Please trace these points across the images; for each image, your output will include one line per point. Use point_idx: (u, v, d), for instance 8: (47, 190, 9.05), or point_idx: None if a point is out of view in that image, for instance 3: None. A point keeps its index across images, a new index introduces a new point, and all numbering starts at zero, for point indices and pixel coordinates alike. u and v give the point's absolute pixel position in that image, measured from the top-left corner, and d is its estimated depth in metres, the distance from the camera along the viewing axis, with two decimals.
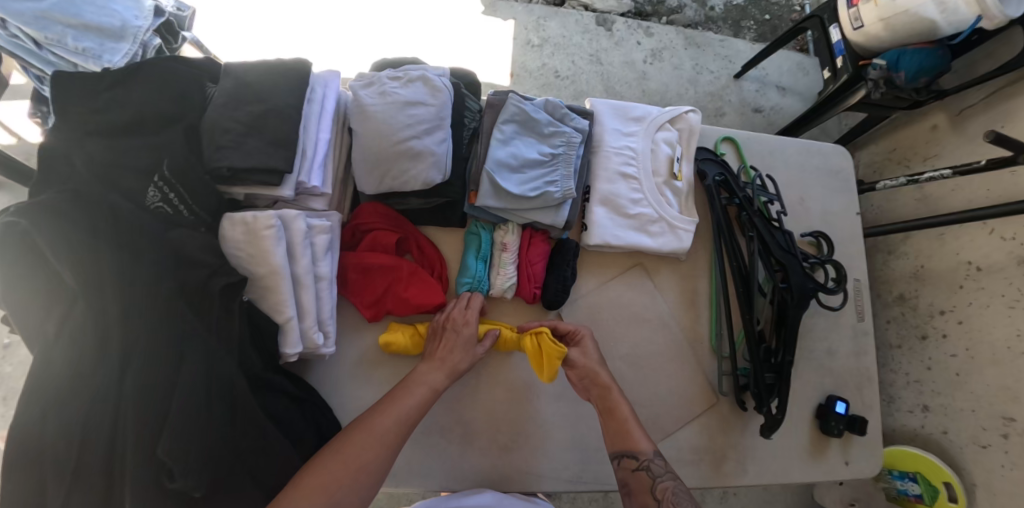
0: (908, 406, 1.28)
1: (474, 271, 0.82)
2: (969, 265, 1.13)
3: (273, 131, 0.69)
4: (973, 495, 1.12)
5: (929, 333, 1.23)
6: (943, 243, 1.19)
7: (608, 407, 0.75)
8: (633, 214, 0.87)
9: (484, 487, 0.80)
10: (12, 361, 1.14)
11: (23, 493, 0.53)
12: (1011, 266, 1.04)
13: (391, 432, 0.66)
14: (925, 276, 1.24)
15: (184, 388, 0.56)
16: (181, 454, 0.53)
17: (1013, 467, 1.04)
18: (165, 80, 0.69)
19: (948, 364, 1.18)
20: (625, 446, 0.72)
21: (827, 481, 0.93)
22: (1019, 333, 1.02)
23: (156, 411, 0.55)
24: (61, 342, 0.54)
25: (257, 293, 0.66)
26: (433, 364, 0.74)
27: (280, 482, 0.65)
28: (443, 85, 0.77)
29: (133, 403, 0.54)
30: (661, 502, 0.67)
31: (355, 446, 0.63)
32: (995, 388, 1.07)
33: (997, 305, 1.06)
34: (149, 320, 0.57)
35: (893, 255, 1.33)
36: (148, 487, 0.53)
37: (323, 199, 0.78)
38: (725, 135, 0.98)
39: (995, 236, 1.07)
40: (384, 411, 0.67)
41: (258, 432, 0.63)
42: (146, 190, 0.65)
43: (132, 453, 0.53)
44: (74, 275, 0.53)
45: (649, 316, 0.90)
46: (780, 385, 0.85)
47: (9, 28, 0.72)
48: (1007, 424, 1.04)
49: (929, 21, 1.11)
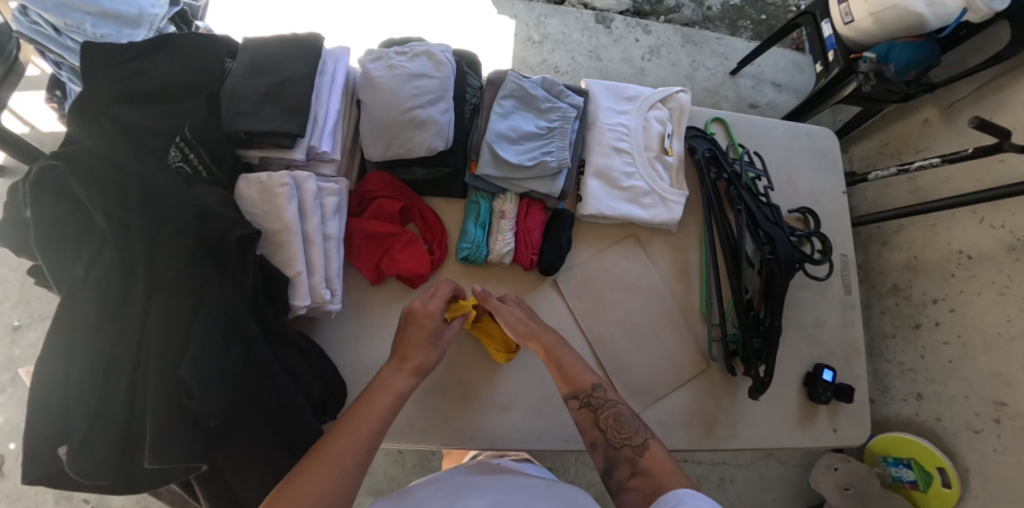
0: (903, 394, 1.33)
1: (474, 236, 0.85)
2: (960, 254, 1.19)
3: (288, 100, 0.74)
4: (967, 480, 1.17)
5: (923, 322, 1.29)
6: (936, 233, 1.25)
7: (545, 354, 0.76)
8: (626, 186, 0.91)
9: (480, 444, 0.84)
10: (22, 343, 1.20)
11: (49, 424, 0.56)
12: (1002, 254, 1.09)
13: (350, 455, 0.56)
14: (918, 266, 1.29)
15: (204, 319, 0.58)
16: (201, 377, 0.55)
17: (1005, 451, 1.08)
18: (190, 56, 0.75)
19: (940, 352, 1.24)
20: (570, 388, 0.72)
21: (816, 448, 0.96)
22: (1009, 318, 1.08)
23: (177, 341, 0.57)
24: (90, 280, 0.57)
25: (270, 248, 0.71)
26: (402, 371, 0.67)
27: (291, 426, 0.68)
28: (446, 60, 0.82)
29: (156, 331, 0.56)
30: (606, 429, 0.68)
31: (307, 477, 0.53)
32: (988, 376, 1.12)
33: (988, 292, 1.12)
34: (171, 261, 0.59)
35: (886, 247, 1.38)
36: (171, 412, 0.55)
37: (332, 166, 0.82)
38: (715, 116, 1.02)
39: (985, 225, 1.13)
40: (344, 433, 0.58)
41: (269, 375, 0.65)
42: (168, 150, 0.69)
43: (155, 376, 0.55)
44: (105, 215, 0.57)
45: (641, 285, 0.93)
46: (767, 350, 0.88)
47: (32, 16, 0.77)
48: (999, 408, 1.10)
49: (917, 15, 1.16)
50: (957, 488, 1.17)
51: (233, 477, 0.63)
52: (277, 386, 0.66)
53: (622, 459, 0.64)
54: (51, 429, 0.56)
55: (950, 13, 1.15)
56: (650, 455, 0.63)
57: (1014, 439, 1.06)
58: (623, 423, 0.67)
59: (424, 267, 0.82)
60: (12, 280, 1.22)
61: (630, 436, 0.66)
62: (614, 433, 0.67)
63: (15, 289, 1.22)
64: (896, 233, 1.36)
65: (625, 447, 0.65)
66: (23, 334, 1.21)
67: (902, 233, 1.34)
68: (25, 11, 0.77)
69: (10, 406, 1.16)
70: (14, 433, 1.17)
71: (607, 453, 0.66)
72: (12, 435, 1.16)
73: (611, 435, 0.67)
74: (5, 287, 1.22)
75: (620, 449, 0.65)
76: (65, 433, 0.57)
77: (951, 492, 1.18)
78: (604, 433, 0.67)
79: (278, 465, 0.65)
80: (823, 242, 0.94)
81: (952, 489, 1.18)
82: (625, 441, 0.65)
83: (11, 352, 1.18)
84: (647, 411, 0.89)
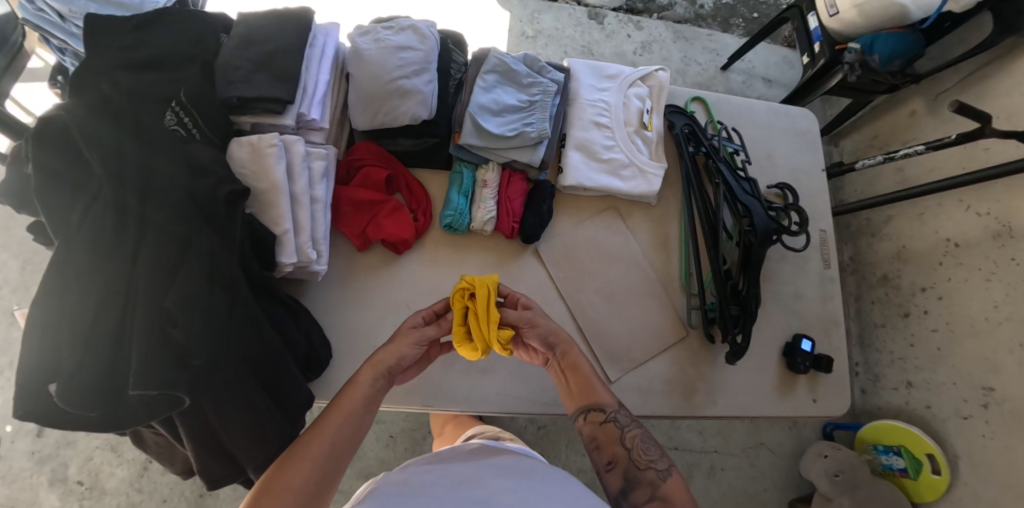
0: (893, 384, 1.47)
1: (457, 204, 0.88)
2: (947, 242, 1.30)
3: (279, 68, 0.78)
4: (955, 466, 1.26)
5: (911, 310, 1.42)
6: (923, 222, 1.37)
7: (569, 363, 0.73)
8: (606, 158, 0.94)
9: (460, 403, 0.86)
10: (20, 327, 1.25)
11: (39, 360, 0.56)
12: (986, 240, 1.21)
13: (318, 448, 0.57)
14: (907, 256, 1.43)
15: (193, 258, 0.62)
16: (188, 307, 0.59)
17: (992, 436, 1.17)
18: (187, 32, 0.78)
19: (930, 339, 1.36)
20: (590, 401, 0.70)
21: (796, 418, 0.97)
22: (994, 304, 1.19)
23: (167, 279, 0.60)
24: (87, 223, 0.60)
25: (257, 207, 0.74)
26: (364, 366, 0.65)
27: (272, 374, 0.71)
28: (431, 34, 0.85)
29: (149, 267, 0.59)
30: (630, 449, 0.67)
31: (283, 474, 0.55)
32: (977, 362, 1.23)
33: (975, 279, 1.23)
34: (165, 208, 0.63)
35: (876, 238, 1.54)
36: (156, 341, 0.57)
37: (320, 134, 0.86)
38: (695, 95, 1.06)
39: (972, 212, 1.24)
40: (318, 431, 0.59)
41: (253, 322, 0.68)
42: (163, 114, 0.70)
43: (143, 306, 0.58)
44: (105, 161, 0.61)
45: (621, 255, 0.96)
46: (744, 317, 0.90)
47: (37, 3, 0.82)
48: (987, 394, 1.19)
49: (900, 6, 1.19)
50: (946, 474, 1.26)
51: (217, 420, 0.65)
52: (260, 335, 0.69)
53: (644, 482, 0.63)
54: (39, 366, 0.56)
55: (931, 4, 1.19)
56: (673, 483, 0.63)
57: (1000, 422, 1.16)
58: (649, 447, 0.66)
59: (410, 233, 0.86)
60: (13, 266, 1.27)
61: (656, 459, 0.65)
62: (640, 454, 0.66)
63: (15, 275, 1.27)
64: (885, 225, 1.51)
65: (649, 470, 0.64)
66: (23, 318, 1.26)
67: (891, 225, 1.49)
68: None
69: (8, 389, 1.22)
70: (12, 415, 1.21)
71: (629, 474, 0.65)
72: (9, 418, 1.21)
73: (637, 456, 0.66)
74: (6, 273, 1.26)
75: (644, 471, 0.64)
76: (53, 372, 0.57)
77: (941, 478, 1.27)
78: (628, 452, 0.66)
79: (264, 410, 0.68)
80: (800, 215, 0.96)
81: (942, 476, 1.27)
82: (650, 463, 0.65)
83: (10, 335, 1.24)
84: (628, 376, 0.91)
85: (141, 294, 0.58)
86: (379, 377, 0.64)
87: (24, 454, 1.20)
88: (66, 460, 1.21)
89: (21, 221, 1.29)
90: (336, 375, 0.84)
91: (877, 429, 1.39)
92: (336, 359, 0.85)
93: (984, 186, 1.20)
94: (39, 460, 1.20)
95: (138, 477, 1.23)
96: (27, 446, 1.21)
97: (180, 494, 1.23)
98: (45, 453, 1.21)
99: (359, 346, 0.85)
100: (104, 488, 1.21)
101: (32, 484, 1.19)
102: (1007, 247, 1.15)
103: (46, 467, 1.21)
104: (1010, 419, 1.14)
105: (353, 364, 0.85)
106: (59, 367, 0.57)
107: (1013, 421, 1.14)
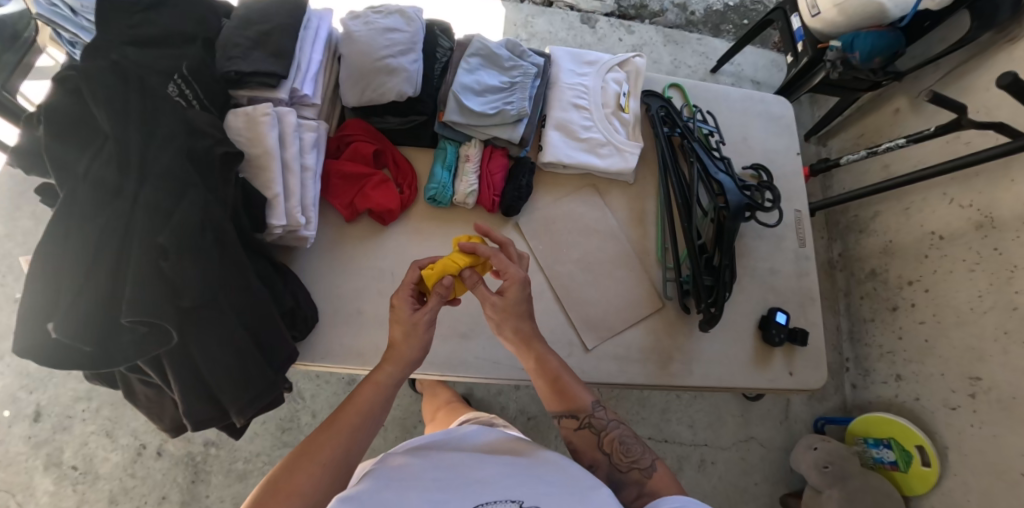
0: (883, 377, 1.48)
1: (441, 178, 0.93)
2: (932, 235, 1.32)
3: (274, 46, 0.84)
4: (945, 458, 1.26)
5: (899, 304, 1.44)
6: (909, 215, 1.39)
7: (537, 364, 0.71)
8: (584, 137, 0.99)
9: (442, 368, 0.90)
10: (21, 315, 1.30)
11: (37, 299, 0.59)
12: (970, 231, 1.22)
13: (333, 446, 0.56)
14: (893, 249, 1.45)
15: (188, 205, 0.67)
16: (179, 245, 0.64)
17: (980, 425, 1.18)
18: (190, 17, 0.84)
19: (918, 330, 1.37)
20: (567, 407, 0.71)
21: (771, 390, 1.00)
22: (979, 294, 1.20)
23: (163, 221, 0.65)
24: (91, 173, 0.64)
25: (251, 172, 0.80)
26: (384, 363, 0.64)
27: (255, 321, 0.76)
28: (416, 18, 0.92)
29: (144, 207, 0.64)
30: (610, 453, 0.68)
31: (294, 473, 0.53)
32: (963, 350, 1.24)
33: (960, 269, 1.24)
34: (163, 160, 0.67)
35: (863, 233, 1.56)
36: (148, 272, 0.62)
37: (312, 110, 0.93)
38: (672, 82, 1.11)
39: (954, 204, 1.25)
40: (332, 429, 0.58)
41: (240, 273, 0.74)
42: (166, 84, 0.75)
43: (139, 242, 0.62)
44: (108, 115, 0.66)
45: (599, 229, 1.00)
46: (716, 287, 0.93)
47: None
48: (974, 383, 1.20)
49: (878, 4, 1.21)
50: (936, 466, 1.25)
51: (202, 362, 0.70)
52: (247, 282, 0.75)
53: (629, 482, 0.65)
54: (40, 305, 0.59)
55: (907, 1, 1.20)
56: (658, 477, 0.64)
57: (988, 411, 1.17)
58: (629, 447, 0.67)
59: (396, 202, 0.90)
60: (17, 255, 1.32)
61: (638, 459, 0.66)
62: (621, 457, 0.67)
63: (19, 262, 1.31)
64: (871, 220, 1.53)
65: (632, 471, 0.65)
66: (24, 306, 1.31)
67: (878, 219, 1.51)
68: None
69: (8, 375, 1.26)
70: (11, 401, 1.25)
71: (613, 477, 0.67)
72: (7, 404, 1.25)
73: (617, 458, 0.67)
74: (10, 261, 1.31)
75: (628, 472, 0.66)
76: (51, 311, 0.60)
77: (930, 470, 1.27)
78: (609, 456, 0.68)
79: (247, 355, 0.74)
80: (773, 191, 1.00)
81: (931, 467, 1.26)
82: (632, 465, 0.66)
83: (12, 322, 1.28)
84: (605, 345, 0.94)
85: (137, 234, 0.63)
86: (401, 373, 0.64)
87: (21, 439, 1.23)
88: (62, 445, 1.24)
89: (27, 213, 1.35)
90: (322, 339, 0.88)
91: (867, 422, 1.40)
92: (323, 323, 0.89)
93: (966, 179, 1.22)
94: (35, 444, 1.24)
95: (131, 462, 1.26)
96: (24, 431, 1.24)
97: (173, 478, 1.26)
98: (41, 438, 1.24)
99: (346, 309, 0.90)
100: (98, 472, 1.24)
101: (27, 468, 1.22)
102: (989, 238, 1.17)
103: (41, 451, 1.24)
104: (997, 408, 1.15)
105: (339, 327, 0.89)
106: (55, 304, 0.60)
107: (1000, 409, 1.14)
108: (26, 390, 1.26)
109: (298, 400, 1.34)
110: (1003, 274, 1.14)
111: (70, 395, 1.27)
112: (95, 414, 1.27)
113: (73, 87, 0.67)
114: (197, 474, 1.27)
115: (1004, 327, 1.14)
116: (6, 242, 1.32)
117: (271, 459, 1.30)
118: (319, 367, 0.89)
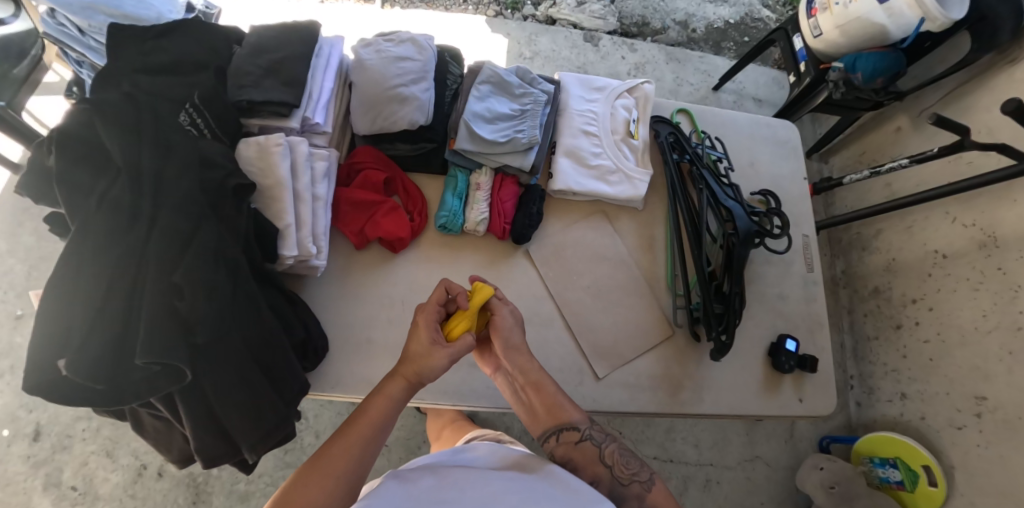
0: (888, 396, 1.48)
1: (451, 206, 0.93)
2: (935, 253, 1.32)
3: (287, 74, 0.85)
4: (951, 478, 1.25)
5: (903, 323, 1.44)
6: (912, 235, 1.40)
7: (533, 383, 0.71)
8: (594, 164, 0.99)
9: (453, 395, 0.90)
10: (23, 332, 1.29)
11: (48, 330, 0.59)
12: (972, 251, 1.23)
13: (344, 465, 0.55)
14: (896, 268, 1.45)
15: (203, 238, 0.67)
16: (192, 280, 0.64)
17: (987, 445, 1.17)
18: (201, 45, 0.84)
19: (922, 350, 1.37)
20: (565, 423, 0.70)
21: (781, 416, 0.99)
22: (983, 313, 1.20)
23: (175, 253, 0.65)
24: (106, 202, 0.64)
25: (263, 201, 0.80)
26: (394, 376, 0.64)
27: (264, 353, 0.75)
28: (428, 46, 0.93)
29: (160, 238, 0.64)
30: (611, 465, 0.68)
31: (306, 488, 0.52)
32: (968, 368, 1.24)
33: (964, 288, 1.25)
34: (178, 190, 0.67)
35: (866, 251, 1.57)
36: (162, 305, 0.61)
37: (323, 138, 0.93)
38: (680, 107, 1.12)
39: (958, 224, 1.26)
40: (345, 444, 0.57)
41: (252, 304, 0.74)
42: (178, 113, 0.76)
43: (153, 275, 0.62)
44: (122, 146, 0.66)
45: (608, 255, 1.00)
46: (727, 315, 0.92)
47: (59, 18, 0.90)
48: (980, 402, 1.20)
49: (878, 26, 1.20)
50: (942, 486, 1.25)
51: (212, 393, 0.69)
52: (258, 313, 0.74)
53: (630, 496, 0.64)
54: (53, 335, 0.59)
55: (909, 24, 1.18)
56: (658, 490, 0.65)
57: (994, 431, 1.16)
58: (629, 460, 0.68)
59: (407, 230, 0.91)
60: (19, 271, 1.31)
61: (638, 472, 0.67)
62: (622, 469, 0.67)
63: (21, 279, 1.30)
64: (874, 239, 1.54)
65: (633, 483, 0.65)
66: (25, 323, 1.30)
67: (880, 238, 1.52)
68: (53, 14, 0.90)
69: (7, 394, 1.24)
70: (11, 420, 1.23)
71: (613, 491, 0.66)
72: (5, 423, 1.23)
73: (618, 471, 0.67)
74: (12, 277, 1.31)
75: (627, 485, 0.66)
76: (62, 346, 0.59)
77: (937, 490, 1.26)
78: (610, 469, 0.67)
79: (253, 382, 0.73)
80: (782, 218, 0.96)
81: (938, 488, 1.26)
82: (633, 477, 0.66)
83: (13, 340, 1.27)
84: (615, 373, 0.94)
85: (151, 266, 0.63)
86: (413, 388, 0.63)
87: (20, 458, 1.22)
88: (61, 465, 1.23)
89: (29, 229, 1.34)
90: (332, 368, 0.88)
91: (872, 441, 1.39)
92: (333, 352, 0.88)
93: (968, 198, 1.23)
94: (34, 463, 1.22)
95: (132, 483, 1.24)
96: (22, 450, 1.22)
97: (173, 500, 1.24)
98: (41, 457, 1.22)
99: (354, 339, 0.89)
100: (98, 493, 1.22)
101: (26, 488, 1.20)
102: (992, 257, 1.17)
103: (40, 471, 1.22)
104: (1003, 428, 1.14)
105: (349, 355, 0.89)
106: (67, 337, 0.59)
107: (1005, 429, 1.14)
108: (26, 408, 1.25)
109: (301, 421, 1.33)
110: (1006, 295, 1.14)
111: (71, 414, 1.25)
112: (96, 434, 1.25)
113: (87, 118, 0.68)
114: (198, 495, 1.26)
115: (1008, 347, 1.14)
116: (8, 258, 1.31)
117: (274, 480, 1.29)
118: (328, 397, 0.89)
